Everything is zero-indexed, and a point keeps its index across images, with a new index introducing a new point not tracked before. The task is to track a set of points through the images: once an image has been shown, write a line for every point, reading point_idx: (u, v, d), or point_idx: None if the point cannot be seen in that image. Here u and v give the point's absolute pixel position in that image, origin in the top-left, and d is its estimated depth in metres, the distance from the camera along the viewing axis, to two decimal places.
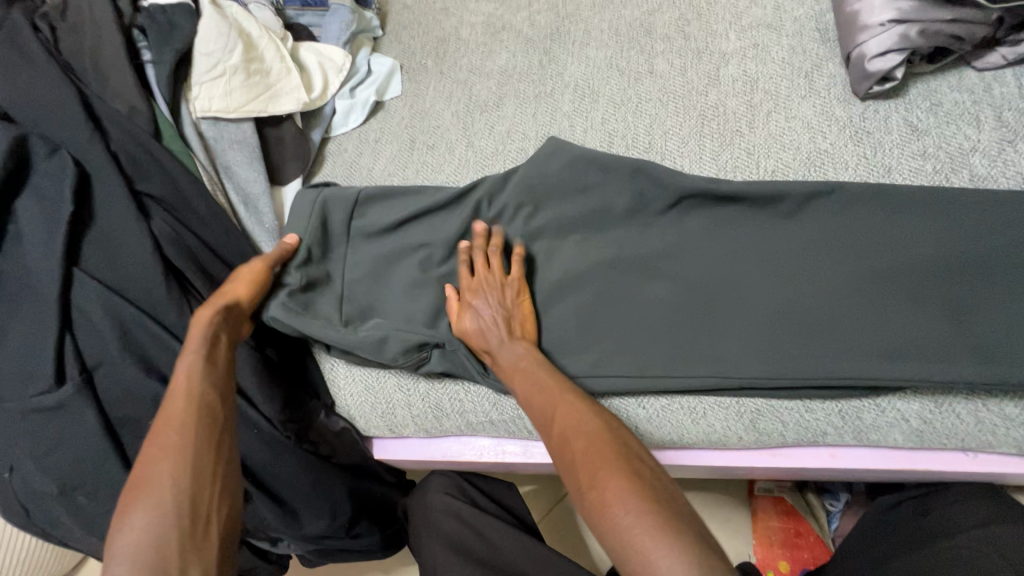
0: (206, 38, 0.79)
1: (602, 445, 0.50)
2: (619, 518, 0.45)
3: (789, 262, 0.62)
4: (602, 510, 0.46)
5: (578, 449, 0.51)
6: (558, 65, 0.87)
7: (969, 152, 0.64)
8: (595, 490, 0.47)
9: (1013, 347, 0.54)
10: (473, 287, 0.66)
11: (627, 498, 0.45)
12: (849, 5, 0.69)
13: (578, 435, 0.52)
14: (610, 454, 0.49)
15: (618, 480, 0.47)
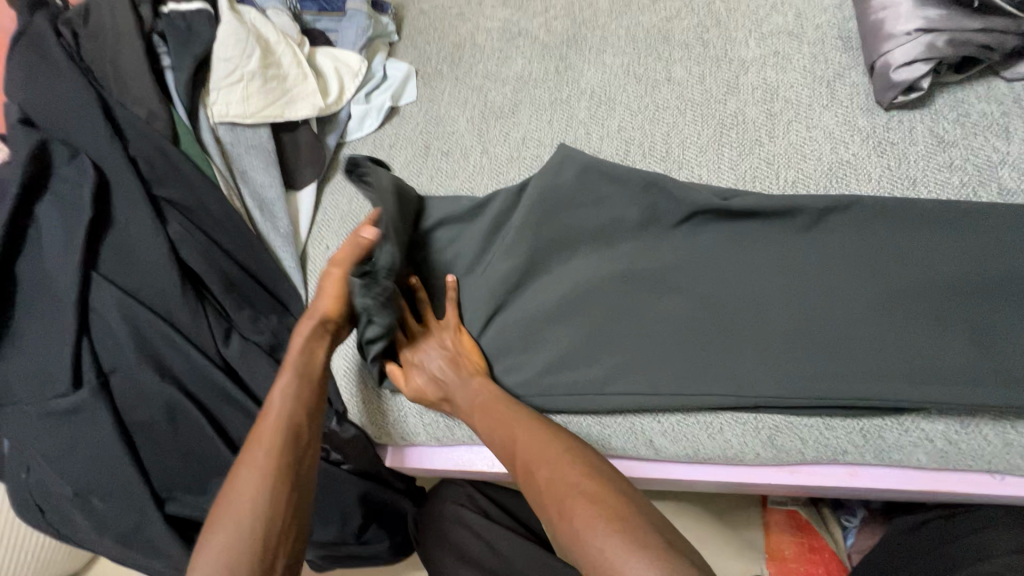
0: (224, 43, 0.79)
1: (566, 471, 0.52)
2: (590, 539, 0.46)
3: (808, 276, 0.61)
4: (578, 536, 0.47)
5: (545, 482, 0.52)
6: (575, 72, 0.86)
7: (998, 165, 0.62)
8: (565, 517, 0.48)
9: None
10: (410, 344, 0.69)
11: (595, 520, 0.47)
12: (873, 14, 0.68)
13: (541, 469, 0.53)
14: (576, 478, 0.51)
15: (583, 506, 0.48)
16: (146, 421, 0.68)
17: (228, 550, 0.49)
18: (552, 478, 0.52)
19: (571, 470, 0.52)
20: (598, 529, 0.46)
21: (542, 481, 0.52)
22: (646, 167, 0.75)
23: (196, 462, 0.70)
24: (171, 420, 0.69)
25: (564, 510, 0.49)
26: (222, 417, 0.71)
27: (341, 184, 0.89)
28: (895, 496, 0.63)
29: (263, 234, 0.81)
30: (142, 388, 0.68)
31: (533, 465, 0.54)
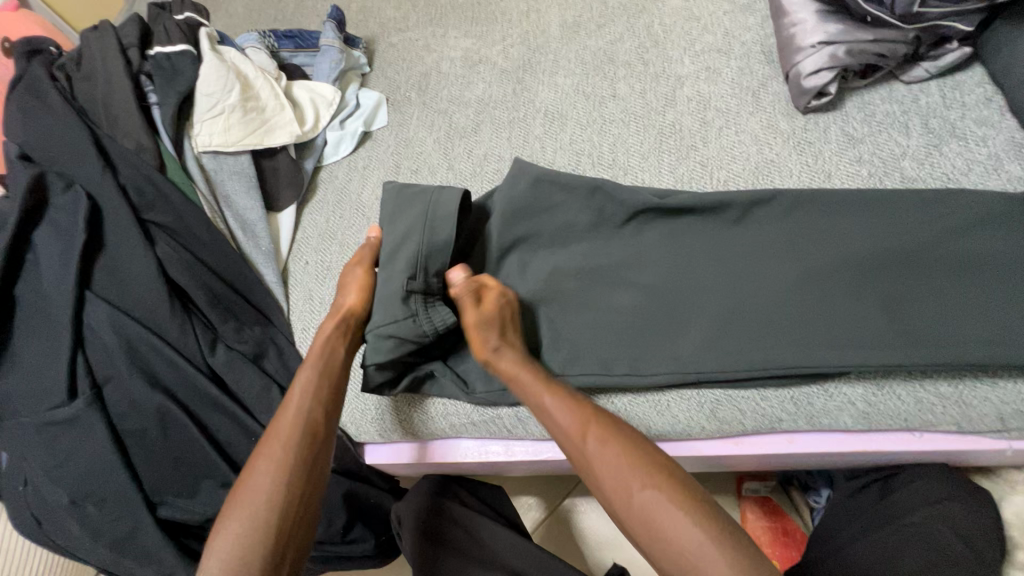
0: (207, 80, 0.87)
1: (632, 463, 0.55)
2: (669, 533, 0.51)
3: (738, 263, 0.68)
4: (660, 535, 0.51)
5: (613, 476, 0.55)
6: (530, 93, 0.94)
7: (900, 156, 0.69)
8: (643, 511, 0.52)
9: (943, 331, 0.59)
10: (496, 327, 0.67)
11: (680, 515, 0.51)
12: (786, 29, 0.76)
13: (610, 462, 0.56)
14: (641, 472, 0.54)
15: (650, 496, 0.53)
16: (138, 428, 0.73)
17: (246, 539, 0.54)
18: (621, 473, 0.55)
19: (650, 466, 0.55)
20: (681, 523, 0.51)
21: (611, 473, 0.55)
22: (596, 175, 0.82)
23: (186, 467, 0.74)
24: (162, 427, 0.73)
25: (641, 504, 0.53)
26: (210, 423, 0.76)
27: (320, 204, 0.96)
28: (834, 461, 0.69)
29: (246, 253, 0.87)
30: (134, 397, 0.73)
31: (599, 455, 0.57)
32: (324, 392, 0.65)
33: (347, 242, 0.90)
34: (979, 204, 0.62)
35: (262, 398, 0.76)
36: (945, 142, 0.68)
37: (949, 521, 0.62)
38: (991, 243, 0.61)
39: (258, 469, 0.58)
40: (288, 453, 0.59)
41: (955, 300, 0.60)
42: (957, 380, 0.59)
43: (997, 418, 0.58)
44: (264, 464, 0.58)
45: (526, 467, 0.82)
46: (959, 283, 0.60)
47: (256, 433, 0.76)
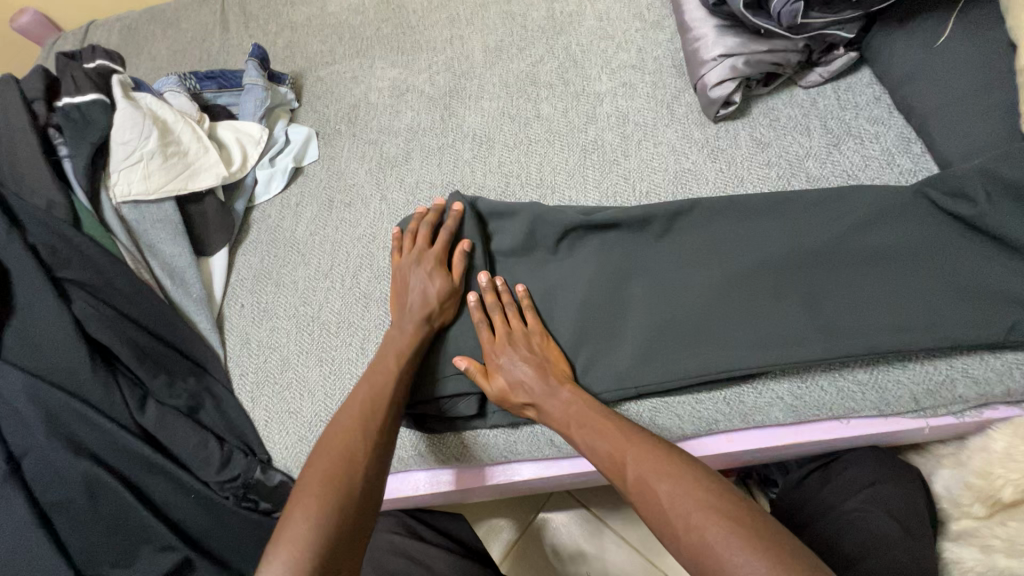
0: (121, 128, 0.84)
1: (679, 482, 0.50)
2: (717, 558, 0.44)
3: (665, 273, 0.70)
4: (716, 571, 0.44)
5: (653, 502, 0.50)
6: (458, 118, 0.95)
7: (805, 158, 0.73)
8: (690, 540, 0.46)
9: (854, 320, 0.62)
10: (496, 345, 0.67)
11: (729, 544, 0.44)
12: (690, 44, 0.80)
13: (648, 489, 0.51)
14: (681, 493, 0.49)
15: (693, 509, 0.48)
16: (64, 499, 0.69)
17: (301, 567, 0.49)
18: (668, 496, 0.49)
19: (695, 485, 0.49)
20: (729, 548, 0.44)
21: (644, 477, 0.52)
22: (525, 195, 0.83)
23: (118, 534, 0.70)
24: (90, 495, 0.69)
25: (685, 529, 0.47)
26: (144, 484, 0.72)
27: (253, 245, 0.94)
28: (773, 455, 0.71)
29: (176, 302, 0.84)
30: (57, 466, 0.69)
31: (637, 477, 0.53)
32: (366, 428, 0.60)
33: (283, 282, 0.88)
34: (874, 197, 0.66)
35: (199, 452, 0.73)
36: (843, 141, 0.73)
37: (884, 503, 0.65)
38: (890, 232, 0.64)
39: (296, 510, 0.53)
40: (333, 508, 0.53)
41: (864, 289, 0.63)
42: (873, 365, 0.62)
43: (911, 399, 0.61)
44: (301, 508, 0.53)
45: (480, 492, 0.80)
46: (865, 273, 0.63)
47: (194, 489, 0.73)
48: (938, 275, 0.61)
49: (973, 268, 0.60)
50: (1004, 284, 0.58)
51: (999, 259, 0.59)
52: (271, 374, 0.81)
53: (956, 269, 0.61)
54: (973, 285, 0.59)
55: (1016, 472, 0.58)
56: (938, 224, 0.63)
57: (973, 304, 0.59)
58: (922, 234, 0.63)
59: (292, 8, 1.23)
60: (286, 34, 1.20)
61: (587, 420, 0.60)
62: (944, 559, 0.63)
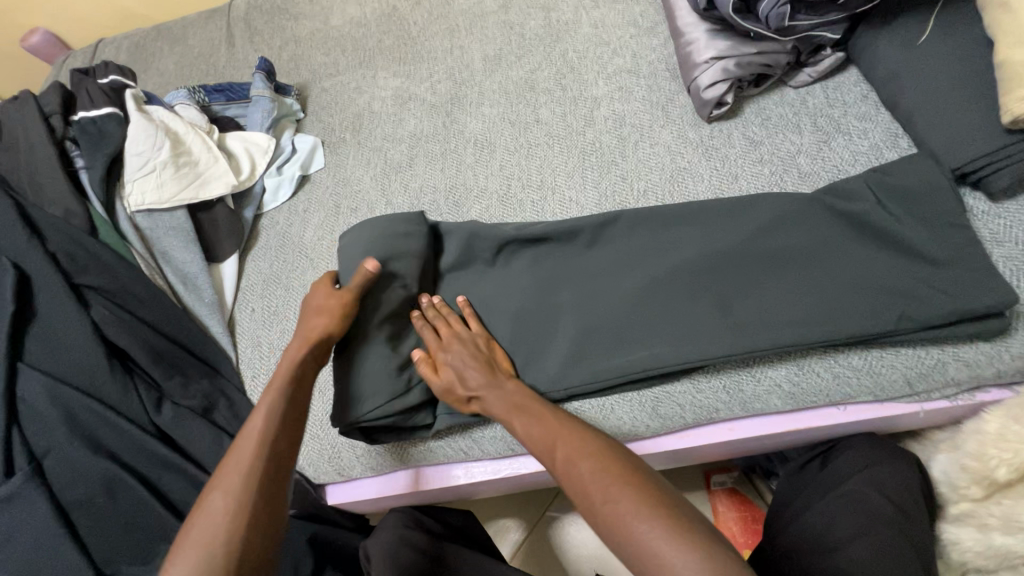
0: (135, 140, 0.87)
1: (599, 463, 0.53)
2: (623, 534, 0.48)
3: (656, 264, 0.70)
4: (621, 545, 0.48)
5: (569, 481, 0.54)
6: (460, 124, 0.98)
7: (796, 154, 0.76)
8: (602, 514, 0.50)
9: (768, 317, 0.64)
10: (443, 345, 0.68)
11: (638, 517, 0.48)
12: (683, 47, 0.82)
13: (566, 469, 0.54)
14: (597, 470, 0.52)
15: (611, 485, 0.51)
16: (83, 499, 0.70)
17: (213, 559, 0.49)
18: (586, 477, 0.52)
19: (614, 466, 0.52)
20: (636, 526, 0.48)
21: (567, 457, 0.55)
22: (526, 197, 0.86)
23: (137, 532, 0.72)
24: (110, 493, 0.71)
25: (595, 508, 0.50)
26: (161, 483, 0.74)
27: (262, 251, 0.96)
28: (773, 442, 0.73)
29: (189, 307, 0.87)
30: (77, 467, 0.71)
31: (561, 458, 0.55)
32: (254, 483, 0.53)
33: (292, 286, 0.91)
34: (787, 203, 0.69)
35: (214, 452, 0.75)
36: (832, 138, 0.75)
37: (880, 486, 0.67)
38: (795, 236, 0.68)
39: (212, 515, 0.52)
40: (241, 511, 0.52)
41: (776, 289, 0.65)
42: (865, 350, 0.64)
43: (905, 383, 0.63)
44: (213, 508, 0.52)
45: (492, 486, 0.82)
46: (775, 275, 0.66)
47: None
48: (854, 272, 0.64)
49: (906, 261, 0.63)
50: (924, 276, 0.62)
51: (912, 254, 0.63)
52: None
53: (874, 264, 0.64)
54: (917, 278, 0.62)
55: (1008, 452, 0.60)
56: (844, 226, 0.67)
57: (888, 296, 0.61)
58: (828, 236, 0.66)
59: (296, 22, 1.27)
60: (291, 47, 1.23)
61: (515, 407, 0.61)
62: (942, 539, 0.65)
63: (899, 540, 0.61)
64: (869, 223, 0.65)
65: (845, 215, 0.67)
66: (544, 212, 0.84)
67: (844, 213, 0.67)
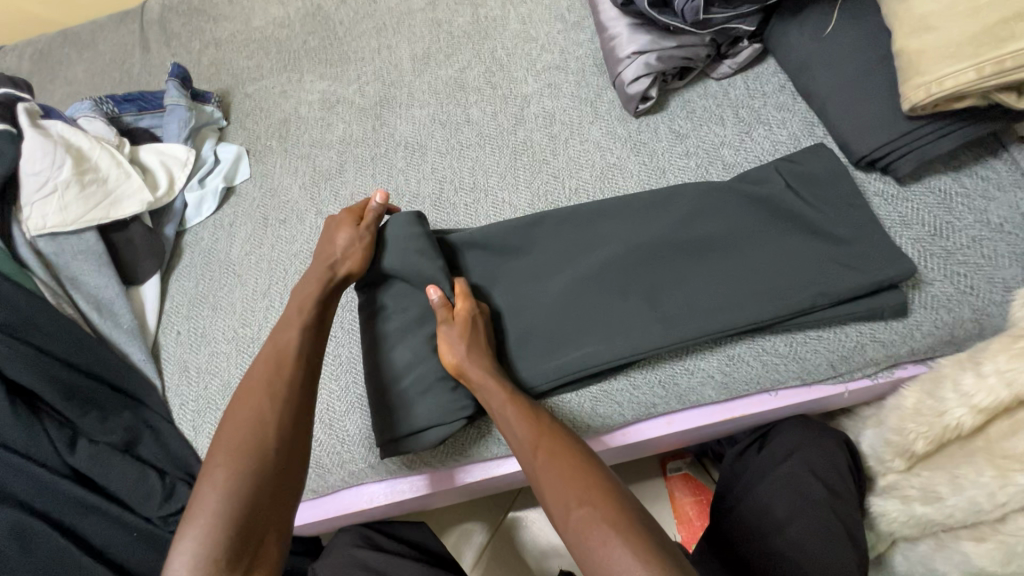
0: (32, 158, 0.81)
1: (583, 477, 0.52)
2: (598, 552, 0.47)
3: (586, 261, 0.70)
4: (591, 560, 0.48)
5: (549, 488, 0.53)
6: (390, 127, 0.95)
7: (720, 146, 0.77)
8: (577, 528, 0.49)
9: (691, 306, 0.65)
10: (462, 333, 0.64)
11: (609, 540, 0.47)
12: (606, 42, 0.82)
13: (551, 475, 0.53)
14: (583, 486, 0.51)
15: (585, 506, 0.50)
16: None
17: (236, 444, 0.56)
18: (569, 489, 0.51)
19: (591, 485, 0.51)
20: (611, 545, 0.47)
21: (547, 467, 0.54)
22: (459, 200, 0.84)
23: None
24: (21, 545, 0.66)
25: (573, 521, 0.50)
26: (80, 527, 0.69)
27: (185, 270, 0.91)
28: (714, 430, 0.74)
29: (106, 335, 0.81)
30: None
31: (544, 468, 0.54)
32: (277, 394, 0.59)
33: (219, 305, 0.87)
34: (704, 193, 0.71)
35: (138, 487, 0.72)
36: (753, 129, 0.77)
37: (812, 467, 0.69)
38: (715, 226, 0.68)
39: (244, 405, 0.59)
40: (272, 403, 0.59)
41: (699, 279, 0.66)
42: (790, 335, 0.65)
43: (829, 365, 0.64)
44: (250, 393, 0.59)
45: (441, 496, 0.80)
46: (702, 265, 0.67)
47: (135, 525, 0.71)
48: (770, 255, 0.65)
49: (821, 245, 0.65)
50: (833, 256, 0.64)
51: (820, 235, 0.65)
52: (212, 401, 0.79)
53: (787, 249, 0.65)
54: (836, 262, 0.63)
55: (924, 425, 0.62)
56: (758, 211, 0.68)
57: (798, 278, 0.63)
58: (743, 223, 0.68)
59: (214, 24, 1.20)
60: (210, 51, 1.17)
61: (508, 409, 0.59)
62: (871, 513, 0.67)
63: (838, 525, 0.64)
64: (783, 211, 0.67)
65: (769, 203, 0.68)
66: (477, 215, 0.82)
67: (758, 198, 0.69)
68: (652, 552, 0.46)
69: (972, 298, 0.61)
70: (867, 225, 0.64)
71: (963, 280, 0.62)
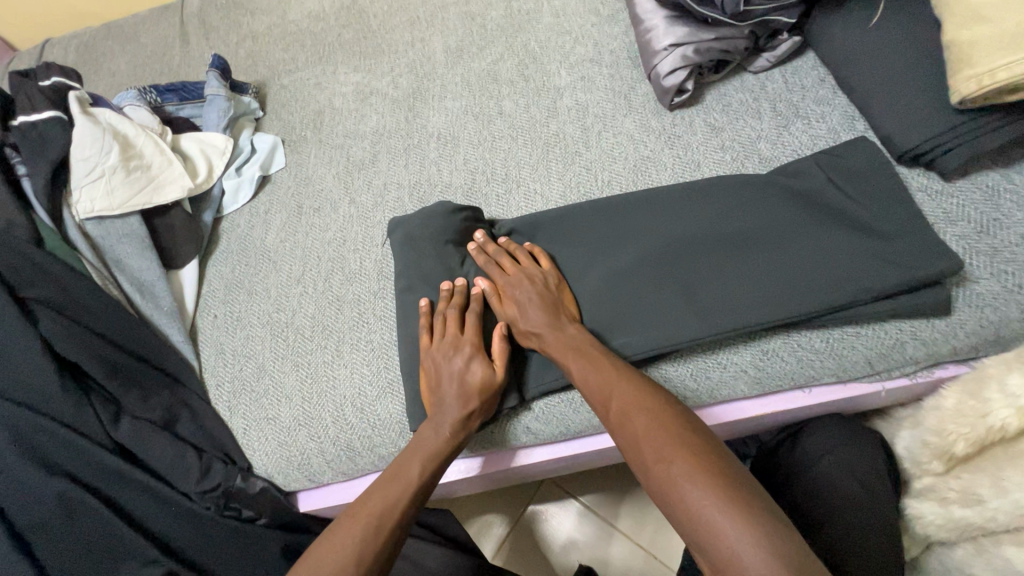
0: (81, 144, 0.83)
1: (663, 427, 0.53)
2: (681, 494, 0.49)
3: (620, 253, 0.70)
4: (669, 504, 0.49)
5: (633, 433, 0.55)
6: (422, 119, 0.96)
7: (757, 140, 0.76)
8: (658, 473, 0.51)
9: (725, 298, 0.64)
10: (508, 282, 0.70)
11: (694, 484, 0.48)
12: (643, 35, 0.82)
13: (633, 422, 0.55)
14: (667, 434, 0.53)
15: (670, 451, 0.51)
16: (40, 521, 0.68)
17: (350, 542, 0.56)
18: (649, 436, 0.53)
19: (674, 434, 0.53)
20: (696, 489, 0.48)
21: (629, 414, 0.56)
22: (491, 191, 0.85)
23: (97, 552, 0.68)
24: (68, 516, 0.69)
25: (656, 465, 0.51)
26: (124, 500, 0.71)
27: (222, 256, 0.94)
28: (748, 427, 0.74)
29: (147, 316, 0.84)
30: (36, 489, 0.69)
31: (623, 416, 0.56)
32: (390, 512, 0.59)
33: (254, 290, 0.89)
34: (741, 187, 0.70)
35: (177, 464, 0.74)
36: (792, 123, 0.76)
37: (847, 468, 0.68)
38: (752, 219, 0.68)
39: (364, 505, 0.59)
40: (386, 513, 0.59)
41: (735, 270, 0.65)
42: (826, 331, 0.64)
43: (866, 363, 0.63)
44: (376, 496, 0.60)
45: (468, 484, 0.82)
46: (738, 257, 0.66)
47: (176, 501, 0.73)
48: (809, 249, 0.64)
49: (861, 239, 0.64)
50: (875, 249, 0.62)
51: (862, 229, 0.64)
52: (247, 382, 0.81)
53: (826, 242, 0.64)
54: (877, 255, 0.62)
55: (965, 427, 0.62)
56: (796, 204, 0.67)
57: (838, 271, 0.62)
58: (781, 216, 0.67)
59: (252, 17, 1.23)
60: (247, 43, 1.20)
61: (582, 361, 0.62)
62: (905, 515, 0.66)
63: (855, 533, 0.64)
64: (821, 205, 0.67)
65: (807, 197, 0.68)
66: (509, 207, 0.83)
67: (796, 192, 0.68)
68: (730, 498, 0.47)
69: (1021, 296, 0.59)
70: (910, 218, 0.63)
71: (1012, 278, 0.60)
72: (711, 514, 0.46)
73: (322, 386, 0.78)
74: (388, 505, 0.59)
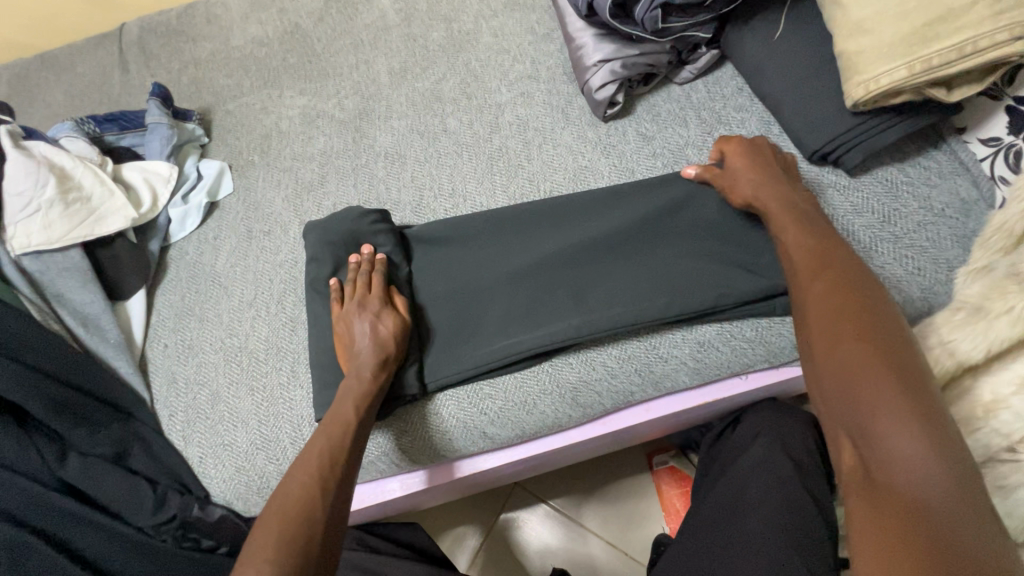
0: (15, 180, 0.82)
1: (847, 316, 0.52)
2: (860, 388, 0.47)
3: (557, 257, 0.74)
4: (843, 400, 0.48)
5: (821, 318, 0.54)
6: (369, 139, 0.98)
7: (685, 146, 0.82)
8: (836, 366, 0.49)
9: (657, 291, 0.69)
10: None
11: (877, 382, 0.46)
12: (575, 52, 0.86)
13: (826, 306, 0.54)
14: (857, 328, 0.50)
15: (856, 347, 0.49)
16: None
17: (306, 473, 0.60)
18: (840, 327, 0.51)
19: (864, 331, 0.50)
20: (878, 388, 0.46)
21: (829, 300, 0.54)
22: (439, 207, 0.88)
23: None
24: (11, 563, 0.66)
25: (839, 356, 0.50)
26: (72, 540, 0.69)
27: (171, 284, 0.92)
28: (690, 417, 0.78)
29: (93, 350, 0.82)
30: None
31: (826, 293, 0.55)
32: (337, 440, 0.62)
33: (206, 316, 0.88)
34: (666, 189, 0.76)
35: (130, 497, 0.73)
36: (715, 129, 0.82)
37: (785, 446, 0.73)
38: (676, 220, 0.74)
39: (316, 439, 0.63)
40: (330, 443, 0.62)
41: (664, 267, 0.70)
42: (755, 320, 0.69)
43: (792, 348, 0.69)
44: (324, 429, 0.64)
45: (433, 495, 0.83)
46: (666, 255, 0.71)
47: (128, 536, 0.72)
48: (682, 251, 0.71)
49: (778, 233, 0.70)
50: None
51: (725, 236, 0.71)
52: (202, 410, 0.80)
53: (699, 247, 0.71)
54: None
55: None
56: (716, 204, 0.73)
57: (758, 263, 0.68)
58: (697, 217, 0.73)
59: (193, 44, 1.22)
60: (190, 70, 1.19)
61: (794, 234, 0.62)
62: None
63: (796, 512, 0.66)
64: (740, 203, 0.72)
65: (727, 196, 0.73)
66: None
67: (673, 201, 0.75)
68: (917, 409, 0.44)
69: (920, 278, 0.66)
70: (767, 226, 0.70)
71: (911, 262, 0.67)
72: (890, 417, 0.44)
73: (279, 408, 0.78)
74: (331, 442, 0.62)
